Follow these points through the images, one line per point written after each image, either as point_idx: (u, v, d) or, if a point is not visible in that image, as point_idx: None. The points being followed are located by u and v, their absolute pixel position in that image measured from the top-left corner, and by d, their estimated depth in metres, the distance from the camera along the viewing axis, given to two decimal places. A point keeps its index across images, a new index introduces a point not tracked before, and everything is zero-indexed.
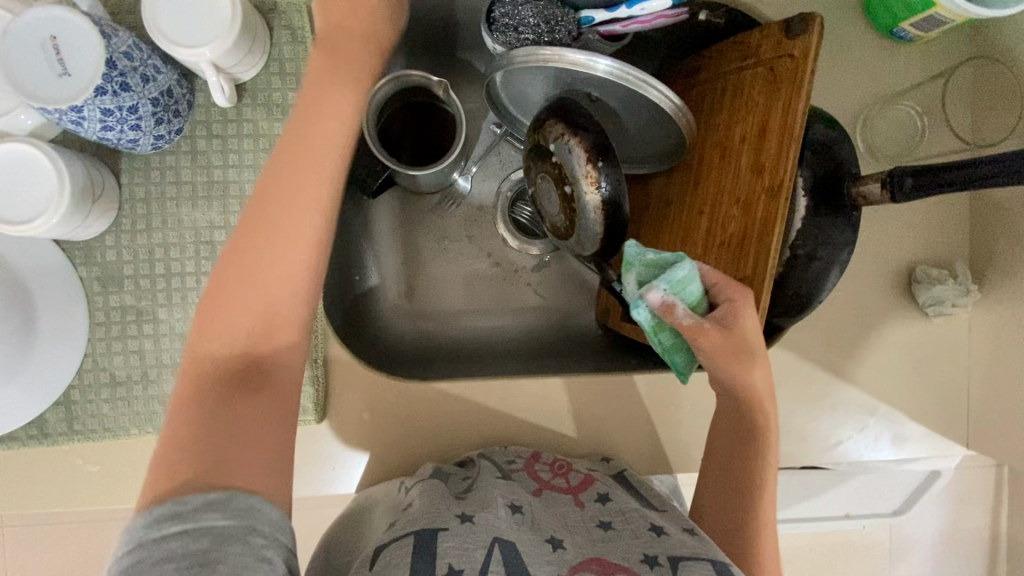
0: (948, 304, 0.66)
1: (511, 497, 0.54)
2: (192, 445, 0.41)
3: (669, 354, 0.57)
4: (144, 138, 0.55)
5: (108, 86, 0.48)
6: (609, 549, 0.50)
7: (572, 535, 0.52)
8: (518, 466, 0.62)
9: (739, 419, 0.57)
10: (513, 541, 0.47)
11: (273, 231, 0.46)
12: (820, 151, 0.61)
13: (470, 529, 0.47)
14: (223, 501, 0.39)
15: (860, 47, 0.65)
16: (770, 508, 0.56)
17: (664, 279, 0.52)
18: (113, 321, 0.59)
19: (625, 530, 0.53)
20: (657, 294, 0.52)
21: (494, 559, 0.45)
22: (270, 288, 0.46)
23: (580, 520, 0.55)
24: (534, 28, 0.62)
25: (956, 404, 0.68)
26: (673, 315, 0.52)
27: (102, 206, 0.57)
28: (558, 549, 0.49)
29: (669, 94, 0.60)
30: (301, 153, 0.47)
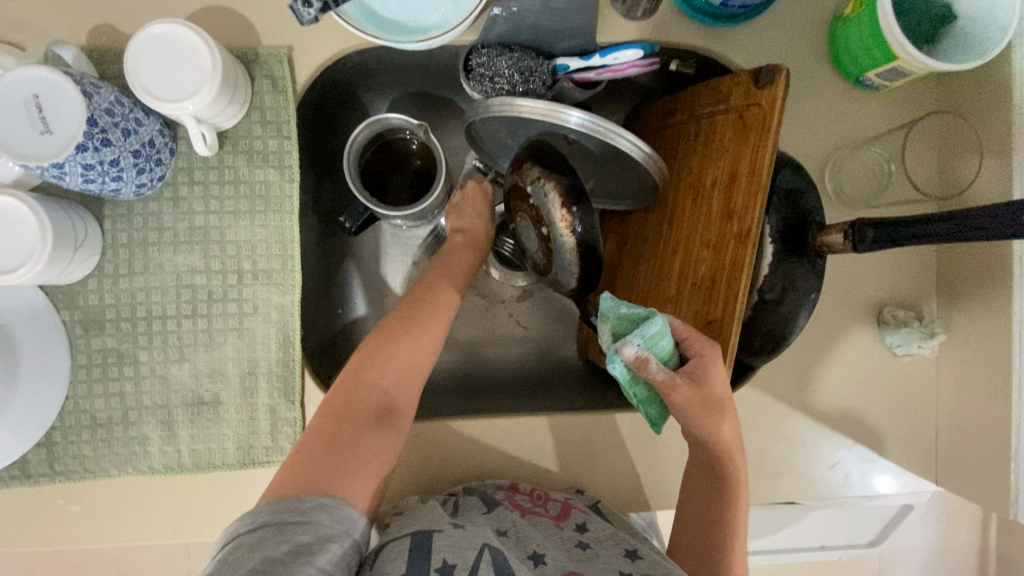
0: (914, 345, 0.67)
1: (497, 523, 0.59)
2: (316, 454, 0.50)
3: (643, 406, 0.58)
4: (126, 187, 0.57)
5: (89, 143, 0.49)
6: (590, 569, 0.56)
7: (555, 553, 0.58)
8: (501, 493, 0.64)
9: (714, 466, 0.58)
10: (503, 549, 0.53)
11: (416, 315, 0.60)
12: (786, 199, 0.63)
13: (462, 532, 0.54)
14: (326, 505, 0.46)
15: (829, 95, 0.67)
16: (742, 555, 0.58)
17: (638, 335, 0.53)
18: (94, 363, 0.60)
19: (602, 550, 0.59)
20: (631, 349, 0.53)
21: (484, 560, 0.50)
22: (401, 365, 0.57)
23: (562, 542, 0.59)
24: (509, 79, 0.64)
25: (926, 441, 0.70)
26: (648, 369, 0.53)
27: (85, 252, 0.58)
28: (540, 565, 0.56)
29: (639, 143, 0.61)
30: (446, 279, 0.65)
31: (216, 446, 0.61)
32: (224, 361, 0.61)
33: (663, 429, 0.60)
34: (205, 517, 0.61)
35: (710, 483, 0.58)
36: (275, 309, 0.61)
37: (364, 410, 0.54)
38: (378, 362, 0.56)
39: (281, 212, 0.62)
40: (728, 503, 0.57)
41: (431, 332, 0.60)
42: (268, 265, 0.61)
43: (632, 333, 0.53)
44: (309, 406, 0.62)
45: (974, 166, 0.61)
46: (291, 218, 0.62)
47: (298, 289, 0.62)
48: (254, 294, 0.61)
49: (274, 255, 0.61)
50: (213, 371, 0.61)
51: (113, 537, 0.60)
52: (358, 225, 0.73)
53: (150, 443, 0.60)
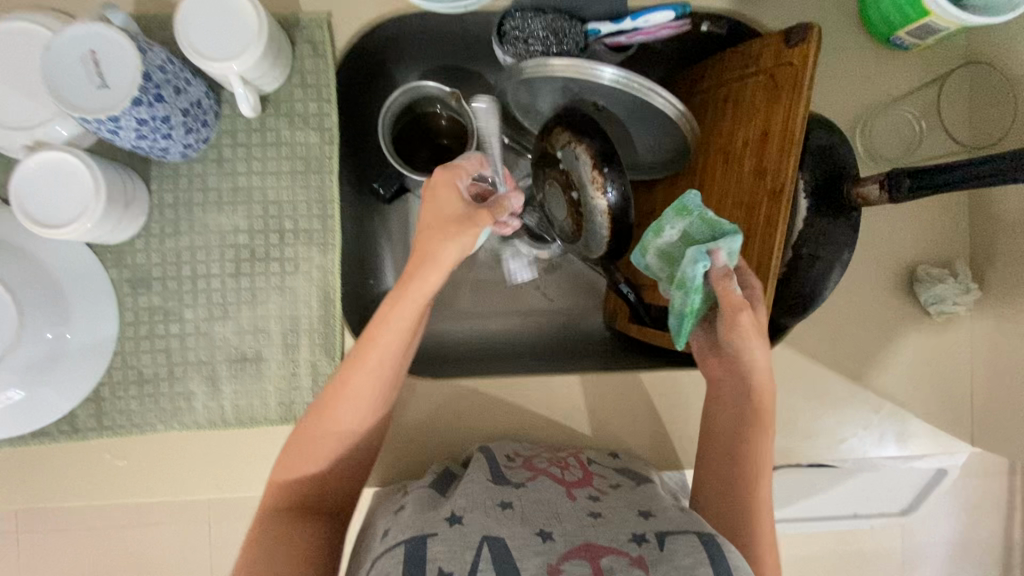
0: (949, 302, 0.67)
1: (499, 496, 0.54)
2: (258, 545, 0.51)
3: (682, 319, 0.57)
4: (174, 146, 0.58)
5: (144, 98, 0.51)
6: (600, 533, 0.51)
7: (561, 524, 0.52)
8: (516, 462, 0.62)
9: (740, 405, 0.58)
10: (503, 537, 0.49)
11: (344, 385, 0.51)
12: (819, 156, 0.63)
13: (459, 531, 0.49)
14: None
15: (859, 55, 0.67)
16: (766, 492, 0.57)
17: (734, 243, 0.53)
18: (141, 320, 0.62)
19: (613, 517, 0.53)
20: (721, 256, 0.53)
21: (483, 557, 0.46)
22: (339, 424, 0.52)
23: (571, 509, 0.54)
24: (543, 40, 0.65)
25: (961, 402, 0.69)
26: (727, 283, 0.53)
27: (134, 210, 0.60)
28: (547, 541, 0.49)
29: (673, 101, 0.62)
30: (374, 328, 0.50)
31: (259, 401, 0.62)
32: (267, 319, 0.63)
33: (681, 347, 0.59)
34: (247, 471, 0.62)
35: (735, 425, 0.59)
36: (316, 267, 0.63)
37: (286, 512, 0.53)
38: (296, 460, 0.53)
39: (320, 173, 0.63)
40: (752, 446, 0.57)
41: (364, 395, 0.52)
42: (308, 225, 0.63)
43: (725, 240, 0.53)
44: None
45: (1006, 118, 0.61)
46: (330, 178, 0.64)
47: (338, 249, 0.64)
48: (295, 253, 0.63)
49: (315, 215, 0.63)
50: (256, 328, 0.63)
51: (157, 492, 0.61)
52: (391, 193, 0.75)
53: (194, 398, 0.62)
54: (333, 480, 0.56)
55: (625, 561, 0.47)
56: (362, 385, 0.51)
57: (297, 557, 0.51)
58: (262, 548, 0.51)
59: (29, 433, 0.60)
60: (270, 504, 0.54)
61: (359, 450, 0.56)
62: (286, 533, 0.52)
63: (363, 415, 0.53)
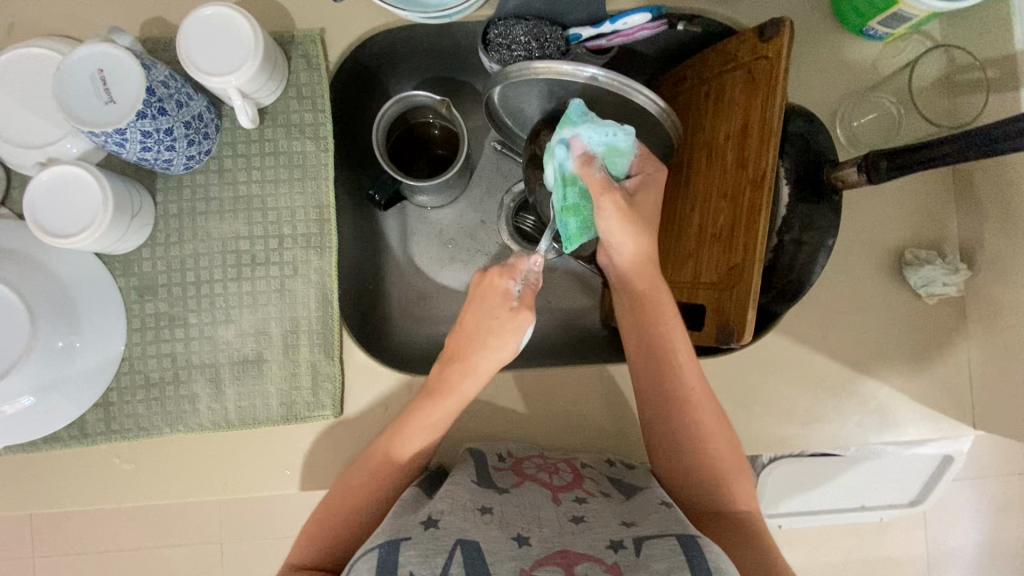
0: (939, 283, 0.68)
1: (481, 500, 0.55)
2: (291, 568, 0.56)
3: (564, 215, 0.61)
4: (178, 158, 0.61)
5: (148, 111, 0.54)
6: (579, 539, 0.51)
7: (541, 529, 0.52)
8: (506, 464, 0.63)
9: (656, 381, 0.60)
10: (477, 541, 0.49)
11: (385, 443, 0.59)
12: (798, 144, 0.66)
13: (433, 535, 0.49)
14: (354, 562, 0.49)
15: (833, 45, 0.70)
16: (721, 450, 0.60)
17: (601, 137, 0.59)
18: (148, 326, 0.64)
19: (596, 522, 0.54)
20: (581, 145, 0.59)
21: (455, 560, 0.47)
22: (360, 481, 0.58)
23: (553, 514, 0.55)
24: (526, 45, 0.68)
25: (961, 384, 0.69)
26: (588, 167, 0.58)
27: (141, 220, 0.63)
28: (523, 545, 0.50)
29: (654, 97, 0.64)
30: (428, 394, 0.60)
31: (261, 401, 0.64)
32: (268, 321, 0.65)
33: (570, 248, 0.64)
34: (250, 472, 0.63)
35: (652, 398, 0.61)
36: (314, 270, 0.65)
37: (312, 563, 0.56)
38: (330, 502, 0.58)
39: (317, 179, 0.66)
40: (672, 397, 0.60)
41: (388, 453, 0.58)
42: (306, 230, 0.66)
43: (594, 134, 0.59)
44: (347, 361, 0.65)
45: (982, 97, 0.63)
46: (326, 184, 0.66)
47: (335, 251, 0.66)
48: (293, 256, 0.65)
49: (313, 220, 0.66)
50: (258, 330, 0.65)
51: (162, 496, 0.62)
52: (386, 200, 0.76)
53: (199, 400, 0.64)
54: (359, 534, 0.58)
55: (601, 568, 0.48)
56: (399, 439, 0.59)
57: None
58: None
59: (40, 439, 0.62)
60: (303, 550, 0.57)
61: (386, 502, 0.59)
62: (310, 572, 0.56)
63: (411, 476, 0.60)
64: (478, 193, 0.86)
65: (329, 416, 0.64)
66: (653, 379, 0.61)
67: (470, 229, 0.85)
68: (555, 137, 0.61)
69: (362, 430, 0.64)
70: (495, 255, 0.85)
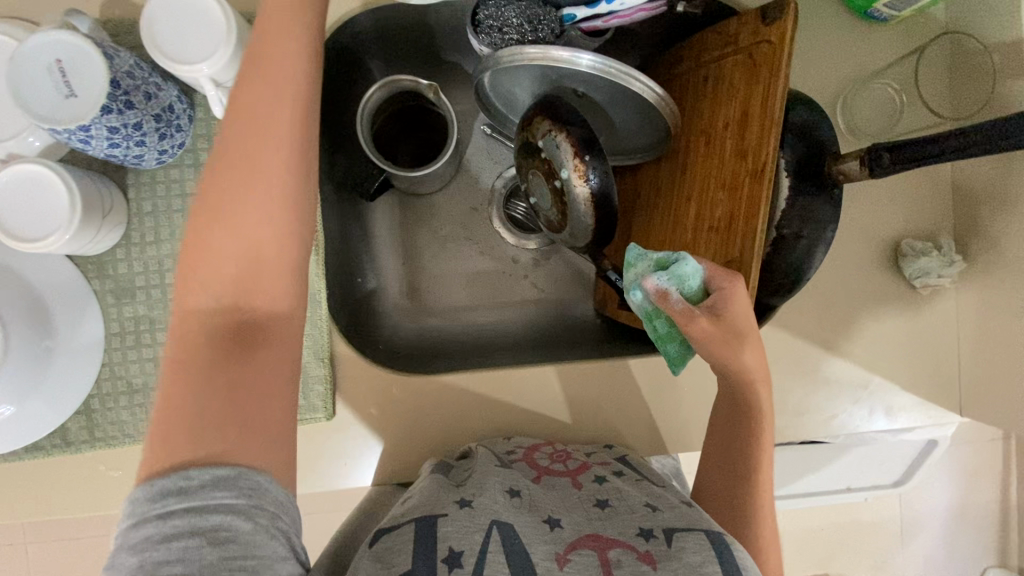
0: (933, 274, 0.68)
1: (510, 483, 0.55)
2: (181, 421, 0.38)
3: (663, 343, 0.60)
4: (149, 153, 0.58)
5: (113, 105, 0.51)
6: (609, 526, 0.51)
7: (570, 513, 0.53)
8: (517, 456, 0.62)
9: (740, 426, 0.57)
10: (513, 524, 0.49)
11: (213, 193, 0.42)
12: (798, 133, 0.63)
13: (470, 513, 0.49)
14: (229, 476, 0.37)
15: (837, 29, 0.67)
16: (768, 503, 0.56)
17: (665, 272, 0.54)
18: (127, 330, 0.61)
19: (621, 508, 0.53)
20: (653, 282, 0.55)
21: (493, 539, 0.47)
22: (226, 253, 0.41)
23: (578, 500, 0.55)
24: (518, 28, 0.66)
25: (950, 372, 0.70)
26: (666, 302, 0.54)
27: (112, 220, 0.60)
28: (556, 529, 0.50)
29: (652, 85, 0.62)
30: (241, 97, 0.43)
31: None
32: None
33: (678, 371, 0.61)
34: None
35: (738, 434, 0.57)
36: None
37: (223, 340, 0.40)
38: (214, 200, 0.42)
39: None
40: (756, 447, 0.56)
41: (243, 178, 0.42)
42: None
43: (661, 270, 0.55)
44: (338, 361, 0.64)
45: (988, 86, 0.61)
46: None
47: None
48: None
49: None
50: None
51: None
52: (375, 190, 0.75)
53: None
54: (276, 278, 0.43)
55: (633, 556, 0.47)
56: (231, 160, 0.42)
57: (235, 385, 0.39)
58: (179, 414, 0.38)
59: (21, 449, 0.60)
60: (200, 352, 0.40)
61: (288, 145, 0.43)
62: (228, 376, 0.40)
63: (269, 142, 0.42)
64: (467, 181, 0.86)
65: (322, 418, 0.65)
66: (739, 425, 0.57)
67: (464, 218, 0.85)
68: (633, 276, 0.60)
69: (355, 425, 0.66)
70: (487, 245, 0.86)
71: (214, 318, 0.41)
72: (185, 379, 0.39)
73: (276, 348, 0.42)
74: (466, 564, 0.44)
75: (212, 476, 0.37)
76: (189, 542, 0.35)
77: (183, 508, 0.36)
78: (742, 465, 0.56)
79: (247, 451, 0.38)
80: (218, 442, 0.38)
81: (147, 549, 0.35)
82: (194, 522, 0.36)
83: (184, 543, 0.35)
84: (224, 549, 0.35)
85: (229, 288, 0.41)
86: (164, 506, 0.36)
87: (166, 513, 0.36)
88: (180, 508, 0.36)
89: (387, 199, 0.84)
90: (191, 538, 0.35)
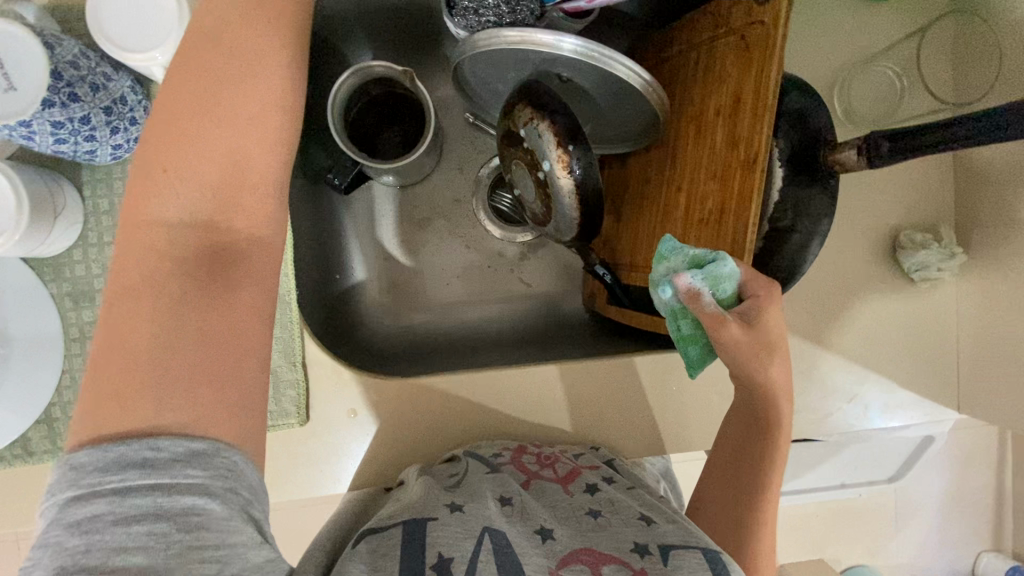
0: (933, 267, 0.65)
1: (500, 491, 0.53)
2: (137, 366, 0.33)
3: (683, 344, 0.53)
4: (102, 148, 0.54)
5: (55, 98, 0.47)
6: (603, 538, 0.48)
7: (563, 525, 0.50)
8: (505, 458, 0.60)
9: (757, 437, 0.54)
10: (506, 531, 0.47)
11: (181, 98, 0.38)
12: (794, 119, 0.60)
13: (461, 518, 0.47)
14: (202, 453, 0.32)
15: (835, 9, 0.64)
16: (772, 520, 0.54)
17: (700, 270, 0.47)
18: (88, 335, 0.59)
19: (614, 520, 0.51)
20: (686, 281, 0.47)
21: (485, 548, 0.44)
22: (199, 168, 0.37)
23: (568, 510, 0.52)
24: (495, 10, 0.61)
25: (948, 368, 0.67)
26: (698, 304, 0.47)
27: (67, 220, 0.56)
28: (547, 541, 0.47)
29: (638, 70, 0.58)
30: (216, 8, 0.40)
31: None
32: None
33: (696, 375, 0.54)
34: None
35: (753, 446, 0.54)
36: None
37: (191, 270, 0.36)
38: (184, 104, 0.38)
39: None
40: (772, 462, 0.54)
41: (218, 86, 0.39)
42: None
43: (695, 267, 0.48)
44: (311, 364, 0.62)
45: (994, 70, 0.57)
46: None
47: None
48: None
49: None
50: None
51: None
52: (348, 183, 0.71)
53: None
54: (259, 195, 0.40)
55: (628, 573, 0.44)
56: (204, 71, 0.39)
57: (208, 332, 0.35)
58: (141, 356, 0.33)
59: None
60: (164, 285, 0.35)
61: (285, 74, 0.41)
62: (199, 314, 0.35)
63: (271, 66, 0.41)
64: (450, 171, 0.82)
65: (294, 424, 0.63)
66: (755, 437, 0.54)
67: (446, 210, 0.82)
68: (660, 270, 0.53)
69: (331, 430, 0.63)
70: (471, 238, 0.83)
71: (180, 247, 0.36)
72: (144, 313, 0.34)
73: (251, 284, 0.38)
74: (456, 570, 0.42)
75: (185, 450, 0.32)
76: (149, 526, 0.30)
77: (145, 485, 0.31)
78: (752, 478, 0.54)
79: (219, 422, 0.34)
80: (186, 403, 0.33)
81: (96, 532, 0.30)
82: (159, 502, 0.31)
83: (145, 528, 0.30)
84: (194, 535, 0.30)
85: (205, 199, 0.37)
86: (117, 485, 0.31)
87: (119, 491, 0.30)
88: (137, 486, 0.31)
89: (365, 191, 0.81)
90: (151, 526, 0.30)
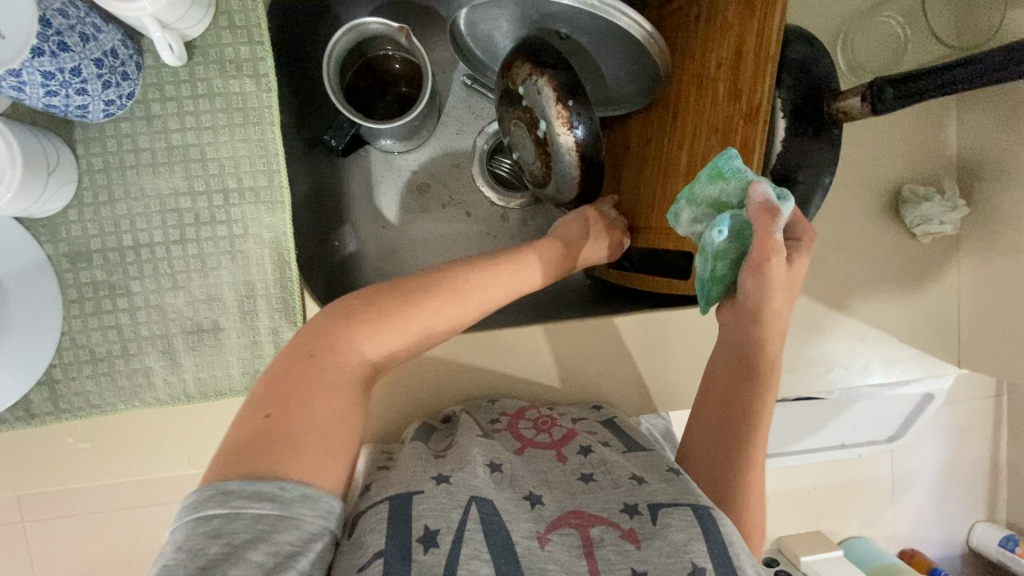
0: (936, 221, 0.64)
1: (491, 455, 0.52)
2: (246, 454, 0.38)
3: (710, 284, 0.50)
4: (94, 103, 0.54)
5: (45, 47, 0.46)
6: (592, 500, 0.50)
7: (553, 491, 0.51)
8: (501, 424, 0.60)
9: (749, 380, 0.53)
10: (492, 499, 0.47)
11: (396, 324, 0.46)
12: (797, 70, 0.58)
13: (447, 490, 0.47)
14: (309, 498, 0.38)
15: None
16: (759, 477, 0.53)
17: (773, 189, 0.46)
18: (86, 297, 0.58)
19: (606, 481, 0.51)
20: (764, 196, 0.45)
21: (471, 516, 0.45)
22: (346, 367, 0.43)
23: (562, 475, 0.53)
24: None
25: (951, 322, 0.67)
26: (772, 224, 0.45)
27: (60, 178, 0.55)
28: (537, 507, 0.49)
29: (639, 20, 0.57)
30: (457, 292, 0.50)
31: (221, 371, 0.59)
32: (219, 287, 0.59)
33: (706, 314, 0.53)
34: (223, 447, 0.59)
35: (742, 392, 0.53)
36: (266, 229, 0.59)
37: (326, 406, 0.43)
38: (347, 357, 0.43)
39: (260, 124, 0.59)
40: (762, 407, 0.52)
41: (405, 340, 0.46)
42: (254, 182, 0.59)
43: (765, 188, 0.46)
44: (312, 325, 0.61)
45: (999, 12, 0.57)
46: (271, 129, 0.59)
47: (287, 206, 0.60)
48: (242, 213, 0.59)
49: (260, 170, 0.59)
50: (210, 297, 0.59)
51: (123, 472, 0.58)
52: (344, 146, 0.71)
53: (153, 373, 0.59)
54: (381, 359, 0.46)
55: (617, 534, 0.46)
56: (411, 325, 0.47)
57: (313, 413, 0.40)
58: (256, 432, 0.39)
59: None
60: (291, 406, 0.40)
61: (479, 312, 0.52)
62: (297, 441, 0.39)
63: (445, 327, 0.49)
64: (449, 134, 0.81)
65: None
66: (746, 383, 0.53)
67: (445, 175, 0.81)
68: (704, 197, 0.49)
69: None
70: (469, 203, 0.82)
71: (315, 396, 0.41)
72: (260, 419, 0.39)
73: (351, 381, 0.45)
74: (443, 542, 0.43)
75: (303, 493, 0.37)
76: (247, 554, 0.35)
77: (256, 509, 0.36)
78: (739, 428, 0.53)
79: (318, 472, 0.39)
80: (292, 468, 0.38)
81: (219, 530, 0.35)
82: (268, 525, 0.36)
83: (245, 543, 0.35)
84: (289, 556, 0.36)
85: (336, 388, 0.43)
86: (236, 503, 0.36)
87: (238, 508, 0.36)
88: (247, 507, 0.36)
89: (362, 156, 0.80)
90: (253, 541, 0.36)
